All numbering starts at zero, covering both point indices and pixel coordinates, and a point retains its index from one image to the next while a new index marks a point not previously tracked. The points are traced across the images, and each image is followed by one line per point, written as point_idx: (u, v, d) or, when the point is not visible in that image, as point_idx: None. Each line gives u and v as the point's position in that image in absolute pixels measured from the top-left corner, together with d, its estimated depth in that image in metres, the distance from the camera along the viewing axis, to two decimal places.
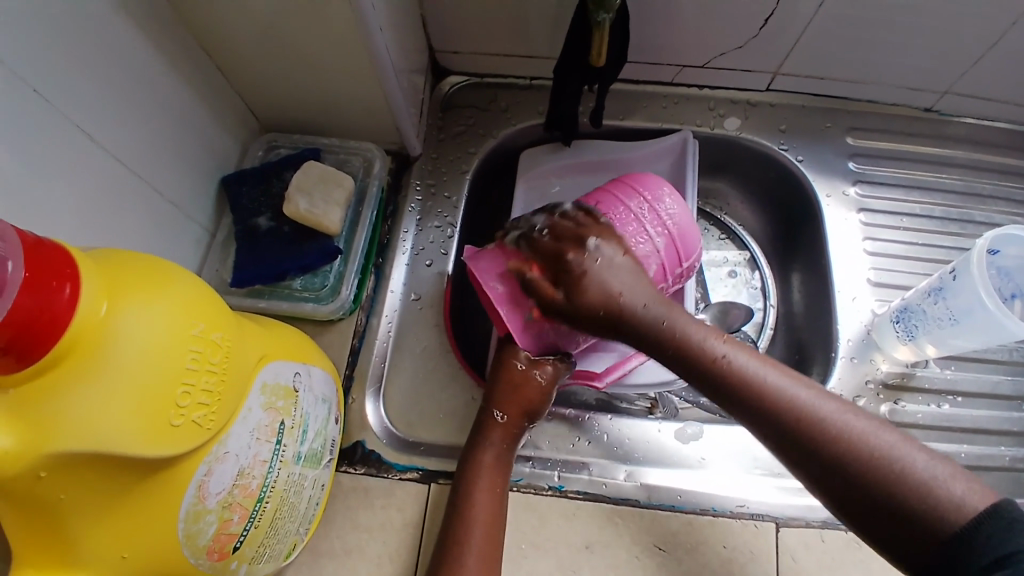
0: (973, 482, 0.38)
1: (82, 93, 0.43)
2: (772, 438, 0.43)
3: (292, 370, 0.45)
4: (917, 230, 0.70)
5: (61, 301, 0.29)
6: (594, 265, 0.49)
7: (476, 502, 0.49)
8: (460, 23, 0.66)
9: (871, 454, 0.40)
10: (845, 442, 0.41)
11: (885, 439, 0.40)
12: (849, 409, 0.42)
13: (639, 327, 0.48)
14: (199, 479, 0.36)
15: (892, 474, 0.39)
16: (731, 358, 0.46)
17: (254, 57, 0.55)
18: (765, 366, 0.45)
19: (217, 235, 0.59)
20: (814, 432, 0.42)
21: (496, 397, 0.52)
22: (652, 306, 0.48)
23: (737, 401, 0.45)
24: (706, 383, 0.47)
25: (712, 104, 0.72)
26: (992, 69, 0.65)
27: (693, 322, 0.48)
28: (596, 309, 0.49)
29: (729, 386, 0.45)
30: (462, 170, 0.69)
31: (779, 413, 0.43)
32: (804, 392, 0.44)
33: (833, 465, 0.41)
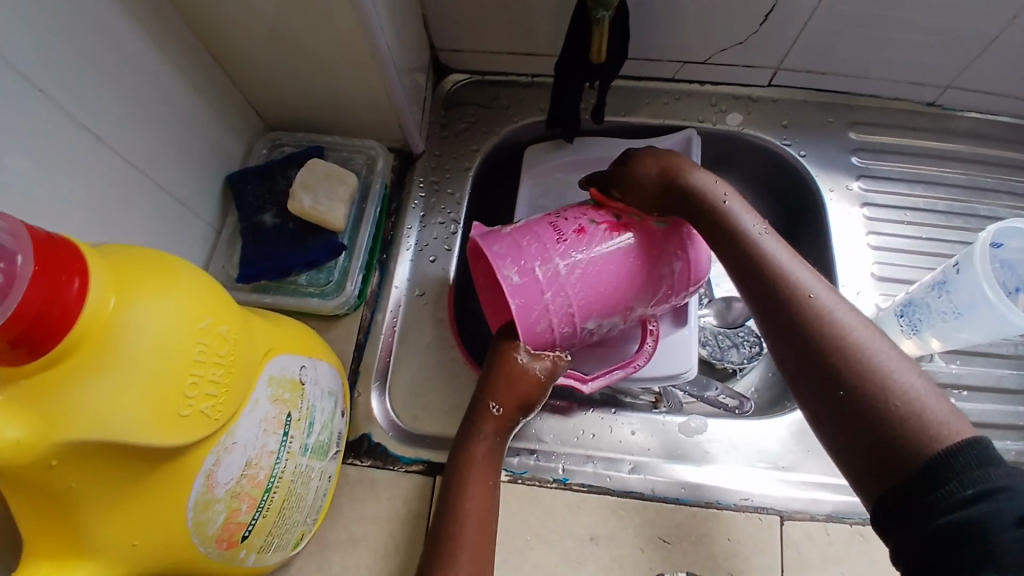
0: (959, 415, 0.37)
1: (90, 92, 0.44)
2: (777, 313, 0.43)
3: (298, 363, 0.45)
4: (920, 224, 0.70)
5: (70, 295, 0.30)
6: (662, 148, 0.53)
7: (471, 498, 0.47)
8: (462, 21, 0.66)
9: (863, 353, 0.39)
10: (843, 333, 0.40)
11: (883, 348, 0.40)
12: (860, 318, 0.42)
13: (687, 197, 0.50)
14: (208, 469, 0.37)
15: (875, 374, 0.38)
16: (765, 243, 0.47)
17: (258, 56, 0.56)
18: (796, 261, 0.45)
19: (223, 232, 0.60)
20: (809, 318, 0.42)
21: (493, 388, 0.50)
22: (705, 185, 0.50)
23: (751, 276, 0.46)
24: (727, 253, 0.48)
25: (714, 100, 0.72)
26: (994, 62, 0.65)
27: (742, 210, 0.49)
28: (647, 168, 0.51)
29: (752, 263, 0.46)
30: (466, 167, 0.70)
31: (792, 292, 0.43)
32: (824, 290, 0.43)
33: (822, 349, 0.40)
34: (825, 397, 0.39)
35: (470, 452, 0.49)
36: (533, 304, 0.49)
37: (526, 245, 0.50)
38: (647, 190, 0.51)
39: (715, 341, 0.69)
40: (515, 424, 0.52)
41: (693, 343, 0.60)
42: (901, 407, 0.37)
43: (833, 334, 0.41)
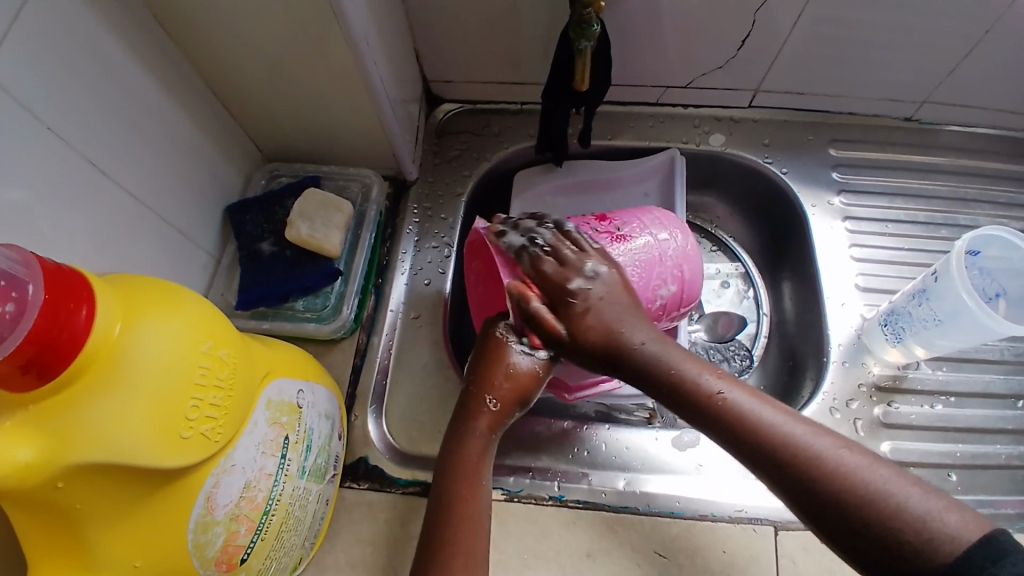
0: (968, 514, 0.37)
1: (94, 129, 0.46)
2: (774, 480, 0.42)
3: (295, 387, 0.46)
4: (902, 235, 0.72)
5: (79, 321, 0.31)
6: (593, 295, 0.50)
7: (463, 496, 0.46)
8: (451, 54, 0.69)
9: (870, 492, 0.38)
10: (842, 479, 0.39)
11: (880, 474, 0.39)
12: (846, 446, 0.41)
13: (626, 356, 0.48)
14: (207, 490, 0.38)
15: (881, 511, 0.38)
16: (732, 397, 0.45)
17: (257, 91, 0.58)
18: (769, 411, 0.44)
19: (223, 261, 0.61)
20: (807, 477, 0.40)
21: (489, 382, 0.50)
22: (648, 342, 0.48)
23: (734, 441, 0.44)
24: (701, 420, 0.46)
25: (697, 122, 0.75)
26: (967, 78, 0.68)
27: (691, 362, 0.47)
28: (594, 345, 0.49)
29: (725, 426, 0.44)
30: (458, 193, 0.72)
31: (780, 454, 0.42)
32: (804, 432, 0.42)
33: (824, 501, 0.40)
34: (851, 547, 0.39)
35: (463, 446, 0.49)
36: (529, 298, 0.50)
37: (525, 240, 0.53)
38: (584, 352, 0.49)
39: (706, 356, 0.71)
40: (511, 419, 0.51)
41: None
42: (918, 533, 0.37)
43: (834, 491, 0.39)
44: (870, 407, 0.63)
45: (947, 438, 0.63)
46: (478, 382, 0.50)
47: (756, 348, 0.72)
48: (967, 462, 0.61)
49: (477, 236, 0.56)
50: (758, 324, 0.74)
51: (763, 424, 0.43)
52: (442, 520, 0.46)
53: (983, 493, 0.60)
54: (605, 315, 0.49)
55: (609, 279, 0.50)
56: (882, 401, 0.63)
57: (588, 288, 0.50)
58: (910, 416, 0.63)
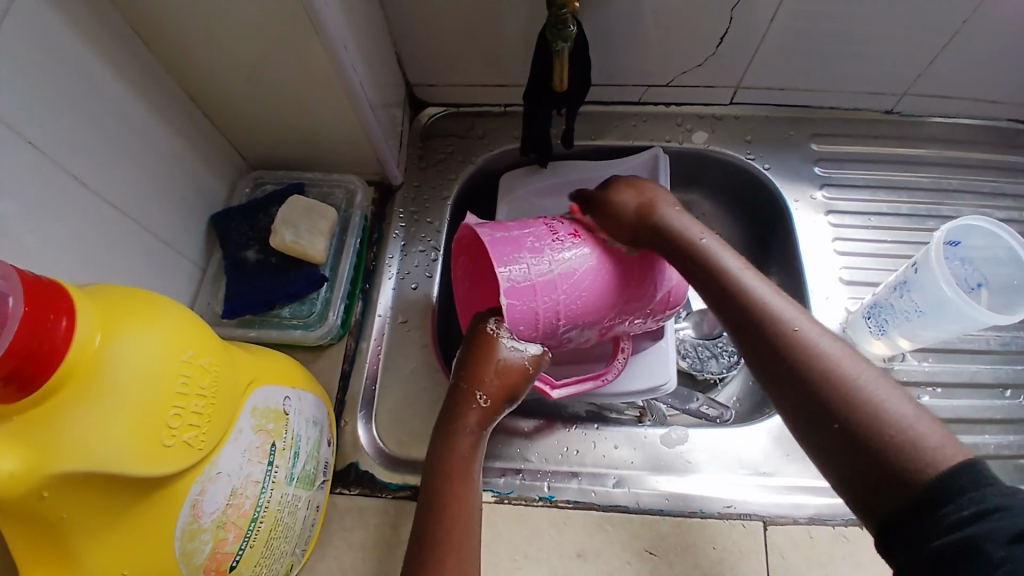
0: (953, 439, 0.37)
1: (75, 142, 0.46)
2: (760, 353, 0.44)
3: (281, 394, 0.46)
4: (885, 227, 0.73)
5: (59, 333, 0.32)
6: (644, 188, 0.56)
7: (455, 494, 0.46)
8: (433, 58, 0.69)
9: (852, 382, 0.39)
10: (829, 363, 0.41)
11: (871, 377, 0.40)
12: (847, 349, 0.42)
13: (663, 234, 0.52)
14: (193, 498, 0.38)
15: (860, 399, 0.39)
16: (748, 282, 0.48)
17: (238, 99, 0.58)
18: (780, 298, 0.46)
19: (208, 270, 0.62)
20: (795, 351, 0.42)
21: (479, 378, 0.50)
22: (686, 229, 0.52)
23: (736, 313, 0.47)
24: (713, 295, 0.49)
25: (679, 120, 0.75)
26: (945, 70, 0.68)
27: (722, 251, 0.51)
28: (628, 214, 0.54)
29: (732, 299, 0.47)
30: (443, 197, 0.72)
31: (777, 331, 0.44)
32: (809, 326, 0.44)
33: (804, 375, 0.41)
34: (818, 428, 0.40)
35: (453, 442, 0.49)
36: (521, 300, 0.51)
37: (521, 238, 0.53)
38: (623, 227, 0.54)
39: (695, 353, 0.71)
40: (499, 415, 0.51)
41: (670, 355, 0.62)
42: (894, 432, 0.37)
43: (818, 370, 0.41)
44: None
45: None
46: (468, 377, 0.50)
47: None
48: None
49: (468, 234, 0.56)
50: None
51: (770, 306, 0.45)
52: (434, 516, 0.45)
53: None
54: (656, 200, 0.55)
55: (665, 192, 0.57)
56: None
57: (641, 183, 0.57)
58: None
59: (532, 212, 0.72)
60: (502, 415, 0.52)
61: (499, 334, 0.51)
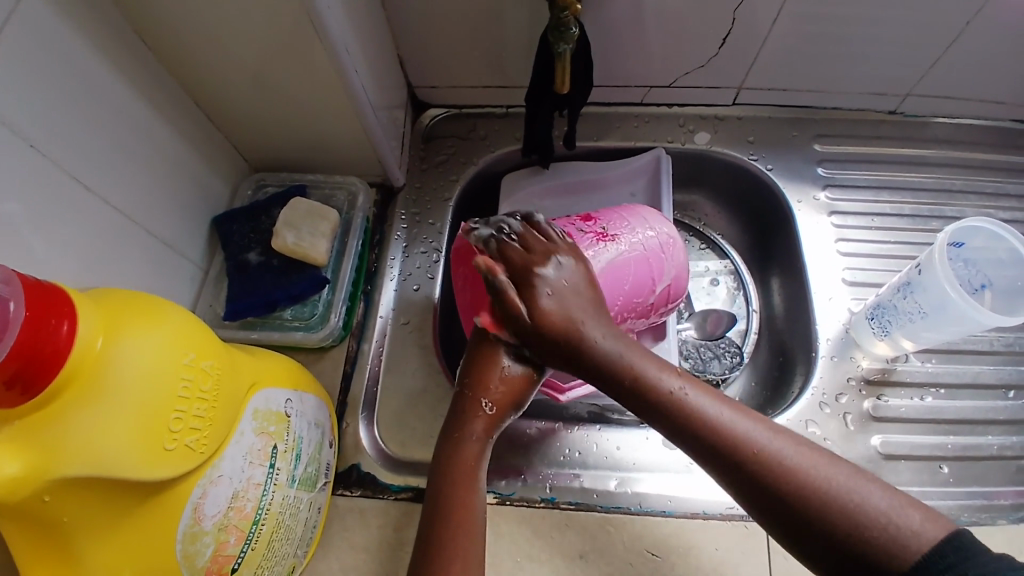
0: (924, 512, 0.39)
1: (79, 147, 0.46)
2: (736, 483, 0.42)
3: (283, 396, 0.46)
4: (889, 228, 0.72)
5: (60, 336, 0.32)
6: (558, 283, 0.48)
7: (462, 501, 0.45)
8: (435, 59, 0.69)
9: (829, 490, 0.39)
10: (801, 478, 0.40)
11: (842, 474, 0.40)
12: (805, 447, 0.41)
13: (597, 357, 0.46)
14: (195, 501, 0.38)
15: (841, 509, 0.39)
16: (693, 398, 0.44)
17: (241, 102, 0.58)
18: (728, 409, 0.43)
19: (210, 271, 0.62)
20: (765, 473, 0.41)
21: (484, 384, 0.48)
22: (609, 339, 0.47)
23: (691, 437, 0.43)
24: (660, 419, 0.44)
25: (682, 121, 0.75)
26: (949, 71, 0.68)
27: (649, 361, 0.46)
28: (557, 334, 0.46)
29: (682, 423, 0.43)
30: (445, 198, 0.72)
31: (743, 456, 0.41)
32: (765, 437, 0.42)
33: (782, 497, 0.40)
34: (811, 544, 0.39)
35: (460, 450, 0.47)
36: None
37: None
38: (557, 353, 0.47)
39: (697, 354, 0.71)
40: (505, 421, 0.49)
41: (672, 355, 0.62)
42: (877, 531, 0.38)
43: (794, 491, 0.40)
44: (860, 401, 0.63)
45: (938, 429, 0.63)
46: (472, 383, 0.48)
47: (746, 345, 0.73)
48: (958, 453, 0.61)
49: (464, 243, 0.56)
50: (747, 321, 0.74)
51: (726, 425, 0.42)
52: (440, 527, 0.44)
53: (974, 484, 0.60)
54: (570, 306, 0.47)
55: (577, 274, 0.49)
56: (872, 394, 0.64)
57: (552, 276, 0.48)
58: (901, 408, 0.63)
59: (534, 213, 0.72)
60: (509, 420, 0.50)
61: (500, 338, 0.48)
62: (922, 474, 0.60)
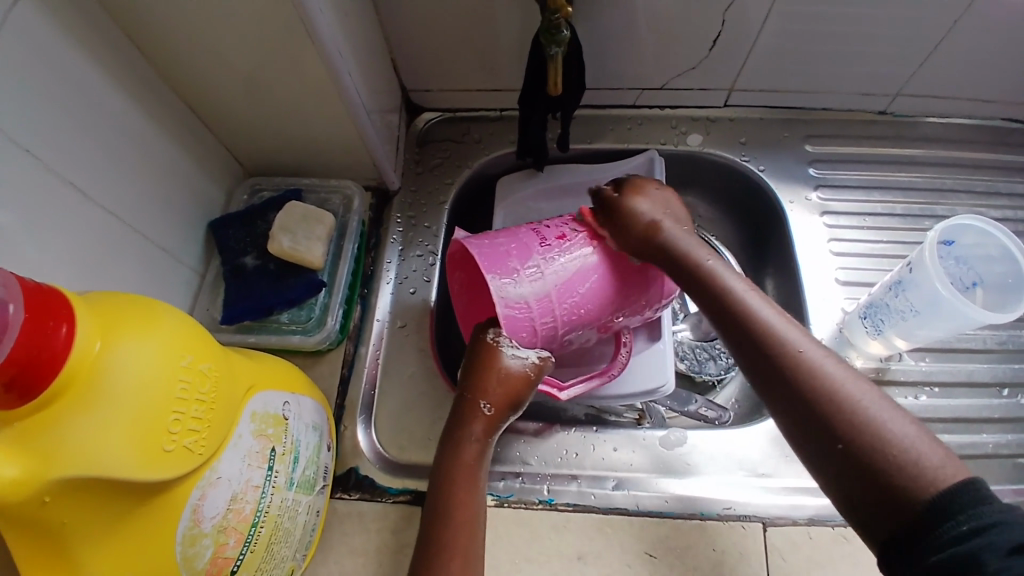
0: (957, 462, 0.36)
1: (73, 152, 0.47)
2: (764, 376, 0.44)
3: (280, 399, 0.47)
4: (880, 227, 0.73)
5: (58, 340, 0.32)
6: (659, 200, 0.55)
7: (460, 497, 0.47)
8: (430, 63, 0.70)
9: (856, 401, 0.39)
10: (831, 385, 0.40)
11: (872, 399, 0.39)
12: (848, 369, 0.41)
13: (669, 254, 0.52)
14: (193, 503, 0.38)
15: (863, 419, 0.38)
16: (753, 302, 0.47)
17: (235, 107, 0.59)
18: (785, 318, 0.45)
19: (207, 276, 0.62)
20: (797, 369, 0.42)
21: (483, 387, 0.50)
22: (690, 246, 0.52)
23: (739, 329, 0.46)
24: (717, 311, 0.48)
25: (674, 123, 0.76)
26: (937, 70, 0.69)
27: (726, 270, 0.50)
28: (642, 226, 0.53)
29: (734, 316, 0.47)
30: (441, 201, 0.72)
31: (782, 351, 0.43)
32: (811, 345, 0.43)
33: (806, 393, 0.41)
34: (821, 445, 0.39)
35: (459, 451, 0.49)
36: (520, 313, 0.51)
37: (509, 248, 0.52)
38: (631, 239, 0.53)
39: (693, 355, 0.72)
40: (504, 423, 0.51)
41: (669, 357, 0.62)
42: (894, 448, 0.37)
43: (820, 388, 0.41)
44: None
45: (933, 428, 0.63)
46: (471, 387, 0.50)
47: None
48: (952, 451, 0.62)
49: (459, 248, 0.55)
50: None
51: (774, 326, 0.45)
52: (440, 520, 0.46)
53: None
54: (667, 215, 0.54)
55: (675, 203, 0.56)
56: None
57: (656, 195, 0.55)
58: None
59: (530, 216, 0.72)
60: (508, 421, 0.52)
61: (500, 343, 0.51)
62: None
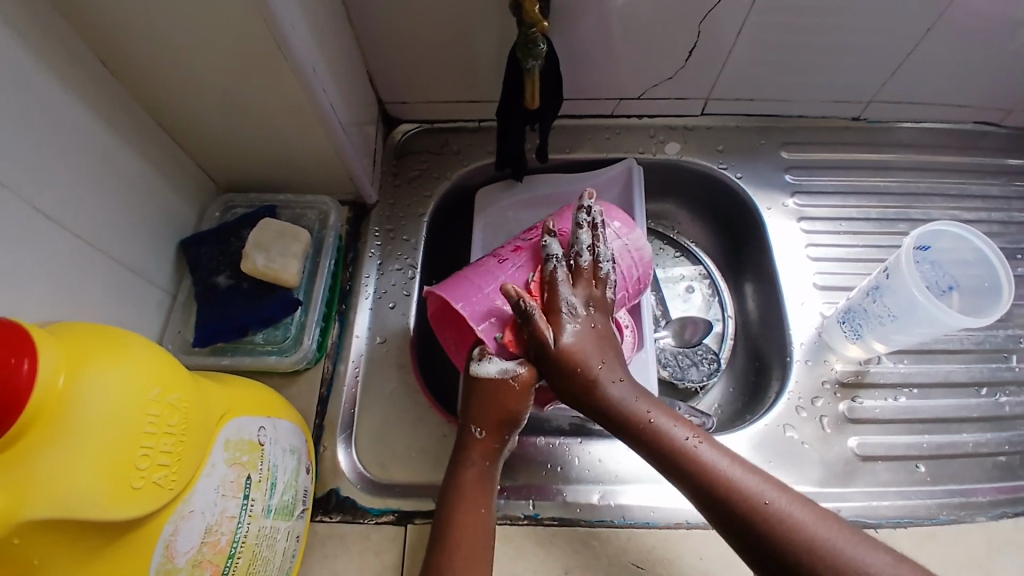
0: (915, 571, 0.41)
1: (39, 175, 0.45)
2: (739, 536, 0.44)
3: (256, 424, 0.45)
4: (857, 232, 0.74)
5: (21, 376, 0.30)
6: (583, 324, 0.50)
7: (459, 521, 0.48)
8: (407, 75, 0.69)
9: (829, 544, 0.42)
10: (803, 532, 0.42)
11: (840, 536, 0.42)
12: (806, 504, 0.44)
13: (606, 405, 0.49)
14: (166, 539, 0.37)
15: (840, 562, 0.41)
16: (704, 453, 0.47)
17: (207, 123, 0.57)
18: (734, 463, 0.46)
19: (178, 296, 0.60)
20: (768, 524, 0.43)
21: (471, 412, 0.50)
22: (622, 386, 0.50)
23: (695, 485, 0.46)
24: (670, 465, 0.47)
25: (652, 132, 0.76)
26: (908, 77, 0.70)
27: (665, 417, 0.49)
28: (576, 367, 0.49)
29: (691, 471, 0.46)
30: (419, 214, 0.72)
31: (750, 509, 0.44)
32: (769, 488, 0.45)
33: (784, 548, 0.42)
34: None
35: (459, 475, 0.50)
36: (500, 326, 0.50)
37: (472, 273, 0.53)
38: (569, 377, 0.49)
39: (676, 362, 0.71)
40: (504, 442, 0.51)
41: (650, 365, 0.62)
42: None
43: (794, 539, 0.42)
44: (835, 404, 0.64)
45: (912, 429, 0.64)
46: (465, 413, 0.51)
47: (723, 350, 0.73)
48: (932, 452, 0.63)
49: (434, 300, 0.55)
50: (723, 325, 0.75)
51: (731, 479, 0.45)
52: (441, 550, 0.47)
53: (950, 481, 0.61)
54: (593, 346, 0.50)
55: (597, 318, 0.51)
56: (846, 396, 0.65)
57: (578, 314, 0.50)
58: (875, 409, 0.64)
59: (510, 227, 0.72)
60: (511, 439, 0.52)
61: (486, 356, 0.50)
62: (898, 474, 0.61)
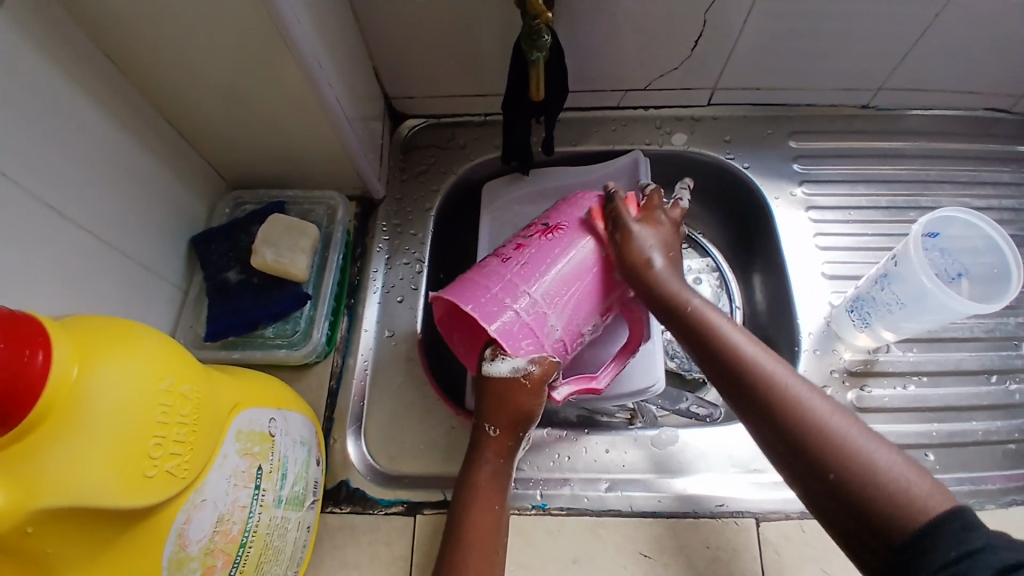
0: (938, 485, 0.35)
1: (50, 173, 0.46)
2: (751, 414, 0.42)
3: (266, 416, 0.46)
4: (866, 221, 0.73)
5: (34, 368, 0.31)
6: (664, 230, 0.55)
7: (473, 521, 0.48)
8: (412, 70, 0.69)
9: (840, 433, 0.38)
10: (813, 417, 0.39)
11: (859, 431, 0.38)
12: (831, 401, 0.40)
13: (654, 287, 0.51)
14: (178, 527, 0.37)
15: (847, 450, 0.37)
16: (735, 337, 0.46)
17: (215, 120, 0.58)
18: (762, 350, 0.44)
19: (190, 291, 0.61)
20: (780, 401, 0.41)
21: (485, 410, 0.51)
22: (670, 278, 0.51)
23: (718, 363, 0.45)
24: (699, 344, 0.47)
25: (658, 123, 0.76)
26: (917, 63, 0.69)
27: (709, 307, 0.49)
28: (638, 251, 0.52)
29: (716, 349, 0.46)
30: (426, 208, 0.72)
31: (766, 388, 0.42)
32: (796, 381, 0.42)
33: (790, 426, 0.40)
34: (811, 477, 0.38)
35: (473, 473, 0.50)
36: (513, 326, 0.50)
37: (479, 272, 0.52)
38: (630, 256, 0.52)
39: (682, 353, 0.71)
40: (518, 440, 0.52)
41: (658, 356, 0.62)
42: (881, 478, 0.36)
43: (802, 422, 0.39)
44: (844, 393, 0.64)
45: (922, 418, 0.64)
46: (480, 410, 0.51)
47: None
48: (943, 441, 0.62)
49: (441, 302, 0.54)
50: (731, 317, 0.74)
51: (753, 361, 0.44)
52: (456, 546, 0.47)
53: (961, 470, 0.61)
54: (662, 244, 0.54)
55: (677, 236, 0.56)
56: (855, 386, 0.64)
57: (661, 221, 0.55)
58: (884, 398, 0.64)
59: (516, 221, 0.72)
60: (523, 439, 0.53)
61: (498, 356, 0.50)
62: None
